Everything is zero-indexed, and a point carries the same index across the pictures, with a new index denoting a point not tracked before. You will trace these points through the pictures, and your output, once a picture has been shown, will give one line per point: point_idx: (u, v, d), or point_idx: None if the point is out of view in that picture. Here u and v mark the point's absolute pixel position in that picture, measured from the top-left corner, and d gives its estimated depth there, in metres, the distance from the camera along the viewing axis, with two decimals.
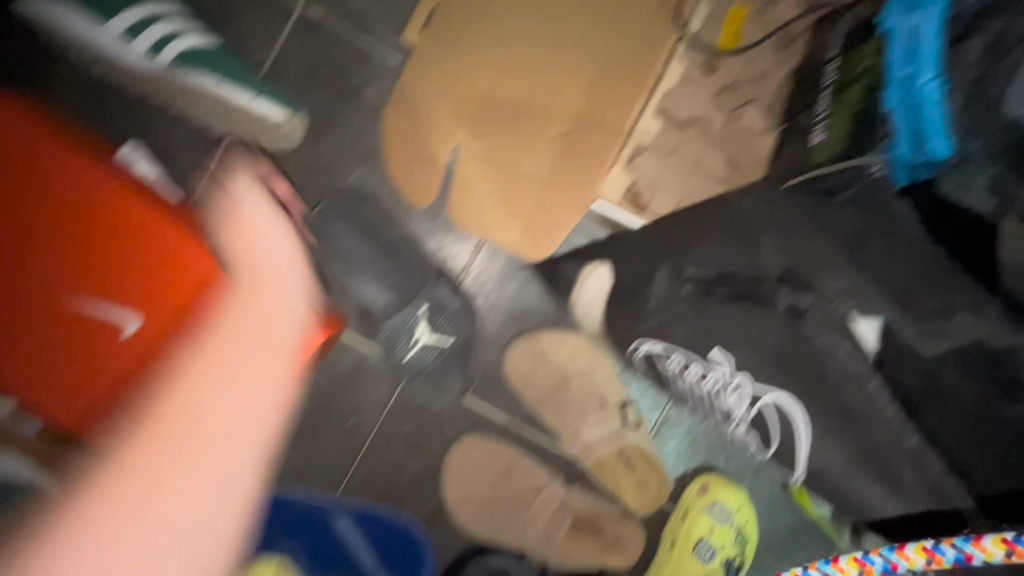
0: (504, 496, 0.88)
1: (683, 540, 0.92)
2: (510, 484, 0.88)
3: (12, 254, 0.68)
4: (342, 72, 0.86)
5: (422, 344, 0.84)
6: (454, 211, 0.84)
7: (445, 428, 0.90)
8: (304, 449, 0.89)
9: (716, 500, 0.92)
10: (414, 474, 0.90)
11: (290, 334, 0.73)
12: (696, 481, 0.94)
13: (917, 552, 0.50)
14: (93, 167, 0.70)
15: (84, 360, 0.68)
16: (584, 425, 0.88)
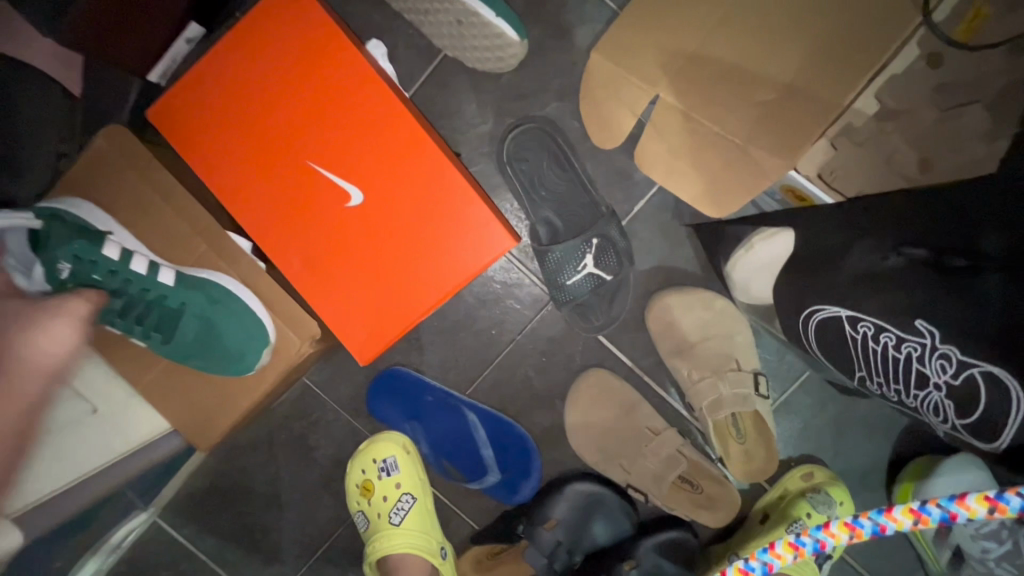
0: (618, 429, 0.95)
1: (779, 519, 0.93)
2: (629, 419, 0.95)
3: (271, 112, 0.79)
4: (559, 7, 0.91)
5: (587, 272, 0.91)
6: (640, 158, 0.90)
7: (574, 358, 0.97)
8: (445, 347, 0.99)
9: (822, 490, 0.92)
10: (536, 392, 0.98)
11: (483, 234, 0.80)
12: (798, 468, 0.96)
13: (903, 515, 0.46)
14: (343, 47, 0.77)
15: (312, 216, 0.79)
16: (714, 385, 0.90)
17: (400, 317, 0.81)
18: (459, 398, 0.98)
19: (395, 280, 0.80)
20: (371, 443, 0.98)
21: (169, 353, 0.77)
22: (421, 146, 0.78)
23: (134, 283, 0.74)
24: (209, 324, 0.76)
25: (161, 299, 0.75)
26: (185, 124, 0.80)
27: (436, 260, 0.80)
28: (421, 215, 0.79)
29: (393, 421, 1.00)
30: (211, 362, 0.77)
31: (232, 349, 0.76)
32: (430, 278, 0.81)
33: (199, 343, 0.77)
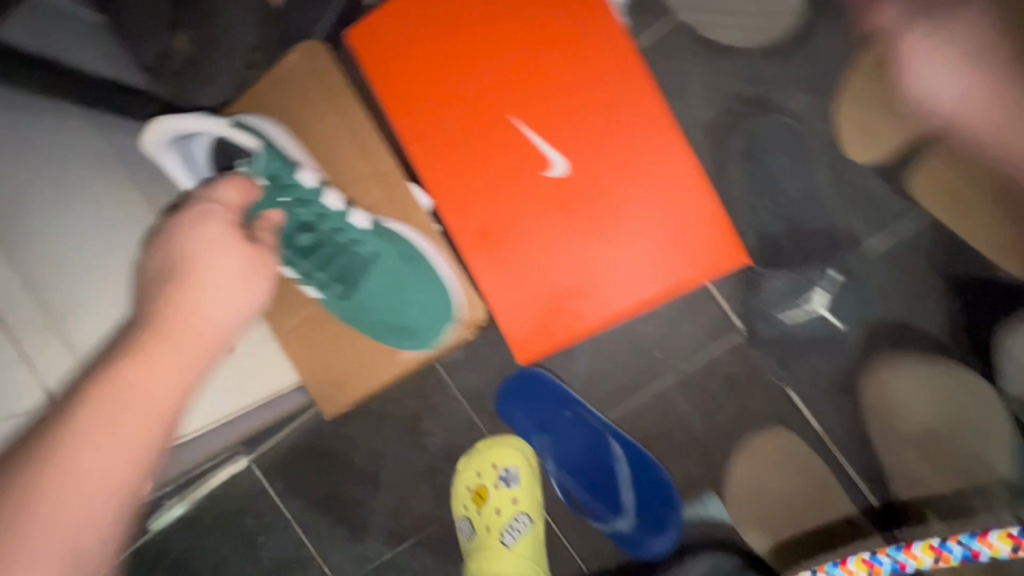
0: (791, 506, 0.79)
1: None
2: (809, 499, 0.79)
3: (482, 49, 0.66)
4: None
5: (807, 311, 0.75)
6: (917, 184, 0.71)
7: (752, 406, 0.81)
8: (595, 361, 0.85)
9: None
10: (693, 437, 0.83)
11: (704, 242, 0.66)
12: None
13: (926, 552, 0.56)
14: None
15: (501, 182, 0.68)
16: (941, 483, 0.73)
17: (572, 319, 0.68)
18: (601, 420, 0.84)
19: (577, 277, 0.67)
20: (493, 445, 0.87)
21: (339, 308, 0.67)
22: (649, 129, 0.65)
23: (327, 220, 0.62)
24: (398, 287, 0.67)
25: (353, 246, 0.64)
26: (379, 45, 0.69)
27: (632, 265, 0.67)
28: (626, 207, 0.66)
29: (518, 428, 0.87)
30: (387, 331, 0.69)
31: (420, 320, 0.69)
32: (625, 280, 0.67)
33: (379, 305, 0.67)
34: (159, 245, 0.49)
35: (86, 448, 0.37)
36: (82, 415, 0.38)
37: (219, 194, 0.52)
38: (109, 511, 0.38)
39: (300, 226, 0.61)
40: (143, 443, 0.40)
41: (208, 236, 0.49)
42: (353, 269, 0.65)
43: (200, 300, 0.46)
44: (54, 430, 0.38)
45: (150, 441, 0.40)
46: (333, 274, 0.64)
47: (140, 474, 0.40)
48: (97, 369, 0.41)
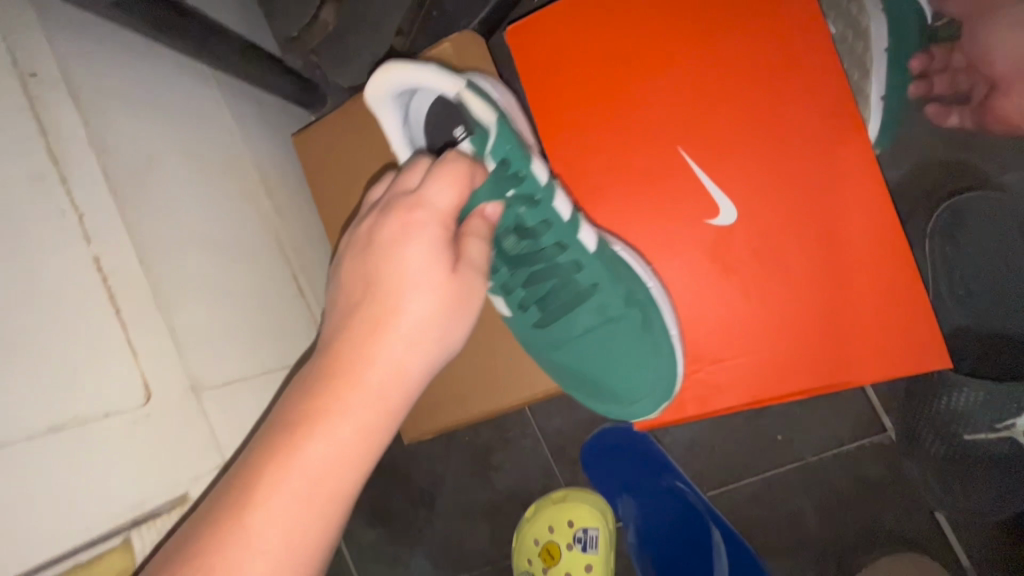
0: None
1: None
2: None
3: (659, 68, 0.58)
4: None
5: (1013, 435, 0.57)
6: None
7: (882, 517, 0.69)
8: (701, 427, 0.75)
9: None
10: (802, 536, 0.72)
11: (889, 337, 0.56)
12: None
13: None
14: (801, 32, 0.56)
15: (656, 222, 0.59)
16: None
17: (710, 394, 0.59)
18: (699, 496, 0.74)
19: (728, 347, 0.58)
20: (571, 502, 0.78)
21: (530, 334, 0.58)
22: (848, 197, 0.56)
23: (552, 232, 0.52)
24: (606, 336, 0.57)
25: (576, 273, 0.54)
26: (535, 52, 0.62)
27: (796, 345, 0.57)
28: (801, 273, 0.57)
29: (603, 484, 0.79)
30: (573, 376, 0.59)
31: (614, 378, 0.59)
32: (785, 364, 0.58)
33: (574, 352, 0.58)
34: (359, 257, 0.39)
35: (270, 544, 0.31)
36: (263, 480, 0.32)
37: (428, 195, 0.39)
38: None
39: (518, 231, 0.50)
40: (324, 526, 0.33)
41: (417, 258, 0.38)
42: (564, 298, 0.55)
43: (398, 343, 0.37)
44: (232, 495, 0.32)
45: (327, 519, 0.33)
46: (538, 295, 0.55)
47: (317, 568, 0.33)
48: (282, 416, 0.34)
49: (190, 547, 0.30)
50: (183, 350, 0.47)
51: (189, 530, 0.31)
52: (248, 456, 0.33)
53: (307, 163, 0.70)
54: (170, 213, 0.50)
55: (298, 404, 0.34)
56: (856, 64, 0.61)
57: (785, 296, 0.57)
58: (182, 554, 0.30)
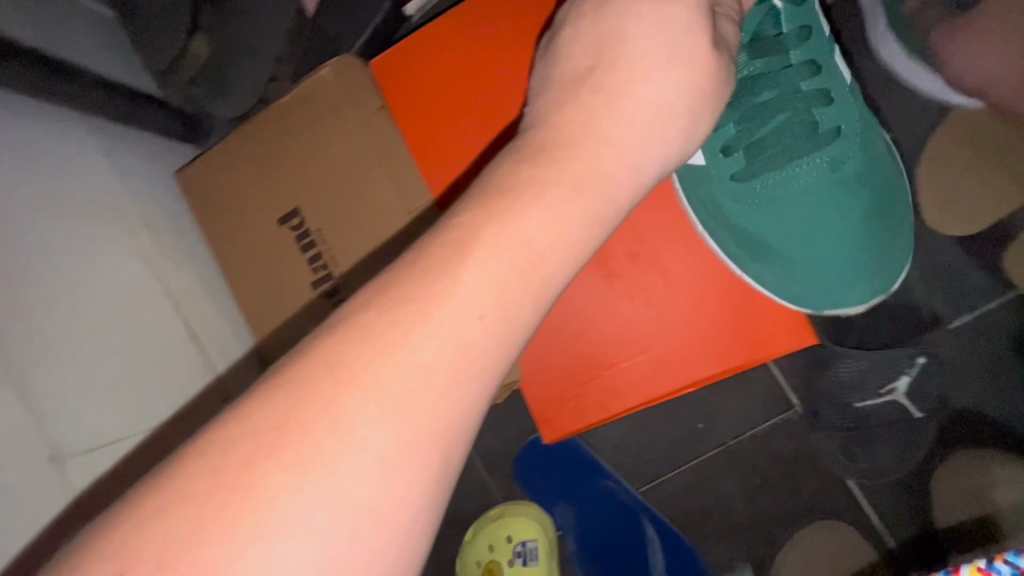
0: None
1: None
2: None
3: (476, 98, 0.63)
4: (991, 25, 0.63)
5: (889, 400, 0.64)
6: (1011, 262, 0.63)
7: (802, 492, 0.72)
8: (632, 428, 0.76)
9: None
10: (733, 521, 0.74)
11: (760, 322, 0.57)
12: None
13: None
14: None
15: None
16: None
17: (605, 399, 0.60)
18: (631, 493, 0.75)
19: (617, 349, 0.59)
20: (508, 516, 0.77)
21: (728, 182, 0.59)
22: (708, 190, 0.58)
23: (797, 50, 0.57)
24: (804, 177, 0.58)
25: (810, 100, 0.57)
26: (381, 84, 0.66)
27: (680, 338, 0.58)
28: (686, 268, 0.58)
29: (540, 493, 0.78)
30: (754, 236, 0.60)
31: (804, 231, 0.59)
32: (668, 359, 0.59)
33: (773, 191, 0.59)
34: (590, 15, 0.35)
35: (475, 315, 0.24)
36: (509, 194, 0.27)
37: None
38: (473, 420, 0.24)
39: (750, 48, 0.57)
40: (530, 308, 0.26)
41: (653, 27, 0.34)
42: (783, 137, 0.57)
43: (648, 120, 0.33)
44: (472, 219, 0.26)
45: (535, 308, 0.26)
46: (760, 125, 0.57)
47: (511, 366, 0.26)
48: (514, 163, 0.30)
49: (397, 278, 0.25)
50: (42, 416, 0.43)
51: (398, 262, 0.26)
52: (469, 200, 0.28)
53: (193, 199, 0.67)
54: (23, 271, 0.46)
55: (532, 158, 0.30)
56: None
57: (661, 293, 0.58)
58: (384, 290, 0.25)
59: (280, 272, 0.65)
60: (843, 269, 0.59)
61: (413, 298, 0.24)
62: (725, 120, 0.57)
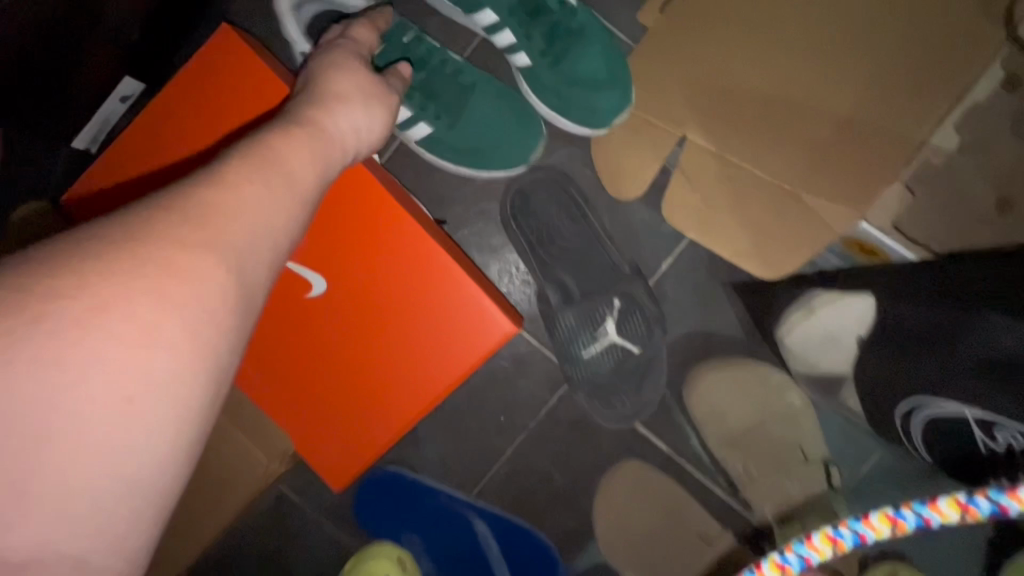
0: (669, 539, 0.78)
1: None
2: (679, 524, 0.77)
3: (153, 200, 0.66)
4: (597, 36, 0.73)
5: (609, 342, 0.77)
6: (667, 210, 0.73)
7: (602, 446, 0.80)
8: (448, 440, 0.83)
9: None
10: (557, 490, 0.82)
11: (470, 322, 0.64)
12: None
13: (881, 523, 0.36)
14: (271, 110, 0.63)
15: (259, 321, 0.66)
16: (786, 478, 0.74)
17: (376, 429, 0.67)
18: (462, 502, 0.82)
19: (367, 386, 0.66)
20: (360, 558, 0.80)
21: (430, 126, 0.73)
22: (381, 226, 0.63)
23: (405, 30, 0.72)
24: (480, 122, 0.74)
25: (435, 52, 0.72)
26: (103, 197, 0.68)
27: (413, 360, 0.65)
28: (389, 303, 0.64)
29: (386, 528, 0.83)
30: (469, 149, 0.74)
31: (500, 136, 0.74)
32: (410, 378, 0.66)
33: (464, 122, 0.73)
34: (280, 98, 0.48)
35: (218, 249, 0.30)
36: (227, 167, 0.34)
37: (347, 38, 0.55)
38: (212, 342, 0.29)
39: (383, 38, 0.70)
40: (263, 253, 0.32)
41: (351, 75, 0.48)
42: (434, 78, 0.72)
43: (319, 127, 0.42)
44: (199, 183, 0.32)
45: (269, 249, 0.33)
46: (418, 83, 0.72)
47: (209, 399, 0.29)
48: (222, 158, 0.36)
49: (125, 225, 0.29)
50: None
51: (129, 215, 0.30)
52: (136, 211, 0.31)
53: None
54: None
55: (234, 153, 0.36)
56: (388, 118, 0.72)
57: (382, 328, 0.65)
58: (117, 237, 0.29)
59: None
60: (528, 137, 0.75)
61: (80, 308, 0.26)
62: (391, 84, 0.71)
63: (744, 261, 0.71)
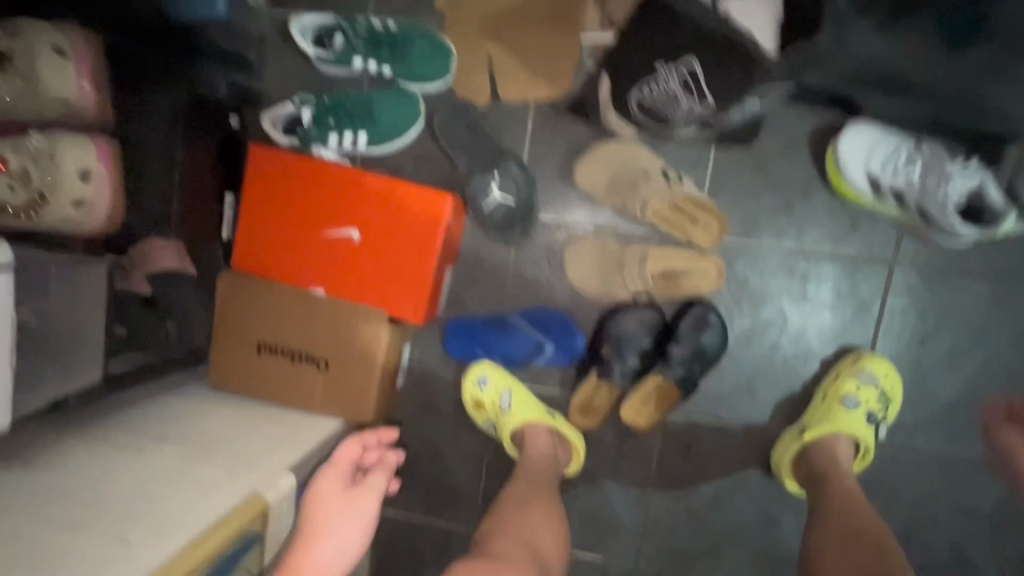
0: (607, 265, 1.27)
1: (830, 396, 1.23)
2: (608, 252, 1.27)
3: (268, 242, 1.27)
4: (414, 31, 1.25)
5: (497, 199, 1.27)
6: (502, 93, 1.26)
7: (555, 242, 1.32)
8: (478, 289, 1.38)
9: (866, 367, 1.22)
10: (549, 282, 1.33)
11: (429, 208, 1.19)
12: (848, 355, 1.25)
13: None
14: (297, 166, 1.24)
15: (341, 264, 1.25)
16: (638, 190, 1.21)
17: (420, 285, 1.22)
18: (497, 313, 1.36)
19: (404, 265, 1.22)
20: (468, 374, 1.34)
21: (366, 132, 1.29)
22: (367, 187, 1.22)
23: (320, 99, 1.29)
24: (388, 114, 1.29)
25: (342, 99, 1.28)
26: (245, 256, 1.29)
27: (415, 240, 1.21)
28: (390, 220, 1.21)
29: (468, 354, 1.37)
30: (391, 132, 1.29)
31: (401, 113, 1.29)
32: (420, 249, 1.21)
33: (380, 119, 1.29)
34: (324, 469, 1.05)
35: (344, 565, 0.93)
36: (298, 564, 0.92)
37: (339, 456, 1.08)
38: None
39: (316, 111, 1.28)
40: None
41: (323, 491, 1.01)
42: (350, 109, 1.28)
43: (351, 482, 1.05)
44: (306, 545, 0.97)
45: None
46: (344, 117, 1.28)
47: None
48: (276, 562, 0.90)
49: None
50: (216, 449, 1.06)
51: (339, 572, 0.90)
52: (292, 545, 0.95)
53: (223, 385, 1.32)
54: (171, 451, 1.03)
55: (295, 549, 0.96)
56: (346, 141, 1.29)
57: (396, 234, 1.22)
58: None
59: (277, 375, 1.30)
60: (412, 104, 1.28)
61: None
62: (334, 127, 1.28)
63: (546, 96, 1.24)
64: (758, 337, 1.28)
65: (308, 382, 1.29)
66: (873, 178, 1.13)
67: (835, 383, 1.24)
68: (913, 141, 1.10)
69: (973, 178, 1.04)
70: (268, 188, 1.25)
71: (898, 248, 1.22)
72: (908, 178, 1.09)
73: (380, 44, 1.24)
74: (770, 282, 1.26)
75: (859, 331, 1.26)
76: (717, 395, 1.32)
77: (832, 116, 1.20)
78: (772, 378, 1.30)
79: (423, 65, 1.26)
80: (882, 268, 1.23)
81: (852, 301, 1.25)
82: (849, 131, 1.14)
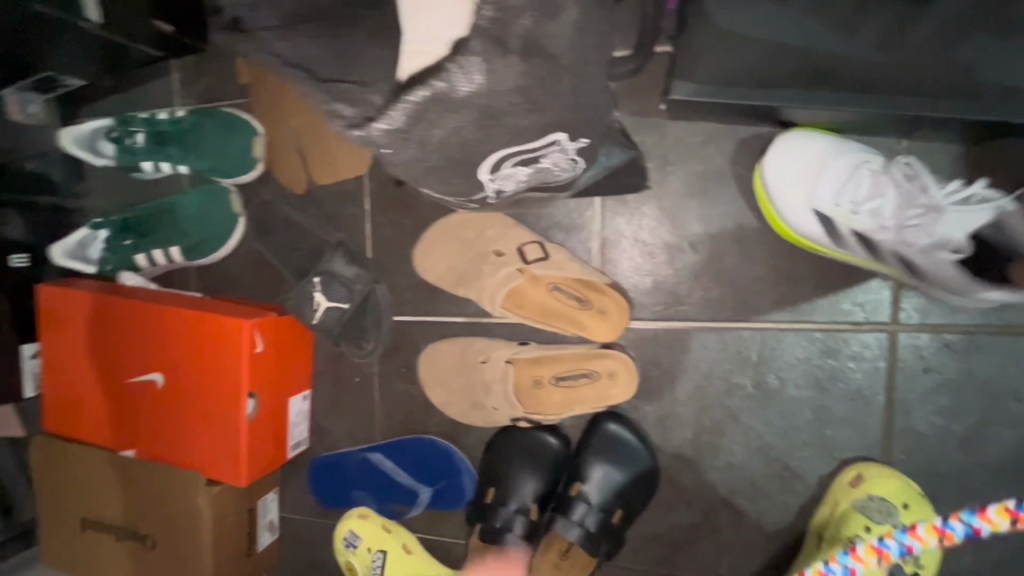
0: (470, 376, 0.94)
1: (828, 538, 0.82)
2: (469, 358, 0.94)
3: (74, 393, 1.05)
4: (205, 116, 1.03)
5: (326, 307, 0.95)
6: (312, 176, 1.01)
7: (418, 348, 1.01)
8: (342, 414, 1.08)
9: (876, 491, 0.80)
10: (420, 400, 1.02)
11: (230, 338, 0.92)
12: (846, 473, 0.83)
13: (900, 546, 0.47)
14: (84, 299, 1.01)
15: (151, 415, 1.00)
16: (485, 275, 0.90)
17: (235, 437, 0.94)
18: (364, 448, 1.05)
19: (215, 412, 0.95)
20: (336, 530, 1.04)
21: (174, 244, 1.05)
22: (163, 317, 0.96)
23: (125, 214, 1.09)
24: (197, 219, 1.05)
25: (145, 211, 1.07)
26: (55, 411, 1.07)
27: (222, 380, 0.93)
28: (193, 355, 0.95)
29: (339, 498, 1.08)
30: (204, 238, 1.05)
31: (211, 214, 1.05)
32: (229, 392, 0.93)
33: (188, 225, 1.05)
34: None
35: None
36: None
37: None
38: None
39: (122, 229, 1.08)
40: None
41: None
42: (154, 221, 1.06)
43: None
44: None
45: None
46: (149, 230, 1.06)
47: None
48: None
49: None
50: None
51: None
52: None
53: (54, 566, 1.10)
54: None
55: None
56: (155, 258, 1.06)
57: (200, 374, 0.95)
58: None
59: (105, 555, 1.06)
60: (221, 202, 1.04)
61: None
62: (142, 245, 1.07)
63: (359, 168, 0.99)
64: (710, 453, 0.89)
65: (139, 565, 1.03)
66: (818, 214, 0.74)
67: (833, 517, 0.83)
68: (880, 160, 0.73)
69: (980, 214, 0.67)
70: (64, 331, 1.03)
71: (899, 307, 0.81)
72: (875, 213, 0.71)
73: (171, 136, 1.03)
74: (712, 374, 0.88)
75: (857, 431, 0.84)
76: (668, 538, 0.92)
77: (758, 133, 0.84)
78: (741, 511, 0.89)
79: (221, 152, 1.02)
80: (878, 338, 0.82)
81: (842, 390, 0.84)
82: (780, 142, 0.76)
